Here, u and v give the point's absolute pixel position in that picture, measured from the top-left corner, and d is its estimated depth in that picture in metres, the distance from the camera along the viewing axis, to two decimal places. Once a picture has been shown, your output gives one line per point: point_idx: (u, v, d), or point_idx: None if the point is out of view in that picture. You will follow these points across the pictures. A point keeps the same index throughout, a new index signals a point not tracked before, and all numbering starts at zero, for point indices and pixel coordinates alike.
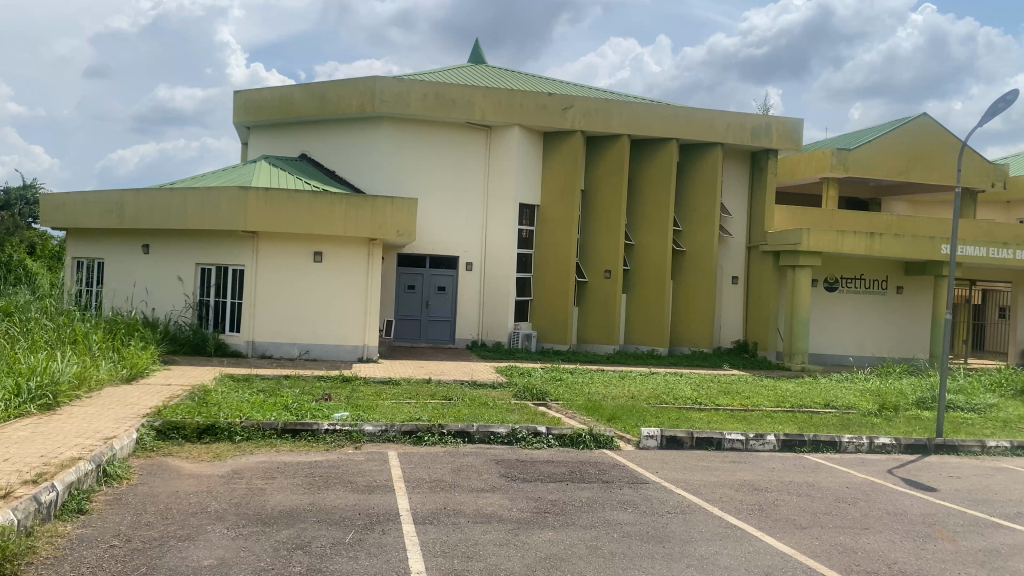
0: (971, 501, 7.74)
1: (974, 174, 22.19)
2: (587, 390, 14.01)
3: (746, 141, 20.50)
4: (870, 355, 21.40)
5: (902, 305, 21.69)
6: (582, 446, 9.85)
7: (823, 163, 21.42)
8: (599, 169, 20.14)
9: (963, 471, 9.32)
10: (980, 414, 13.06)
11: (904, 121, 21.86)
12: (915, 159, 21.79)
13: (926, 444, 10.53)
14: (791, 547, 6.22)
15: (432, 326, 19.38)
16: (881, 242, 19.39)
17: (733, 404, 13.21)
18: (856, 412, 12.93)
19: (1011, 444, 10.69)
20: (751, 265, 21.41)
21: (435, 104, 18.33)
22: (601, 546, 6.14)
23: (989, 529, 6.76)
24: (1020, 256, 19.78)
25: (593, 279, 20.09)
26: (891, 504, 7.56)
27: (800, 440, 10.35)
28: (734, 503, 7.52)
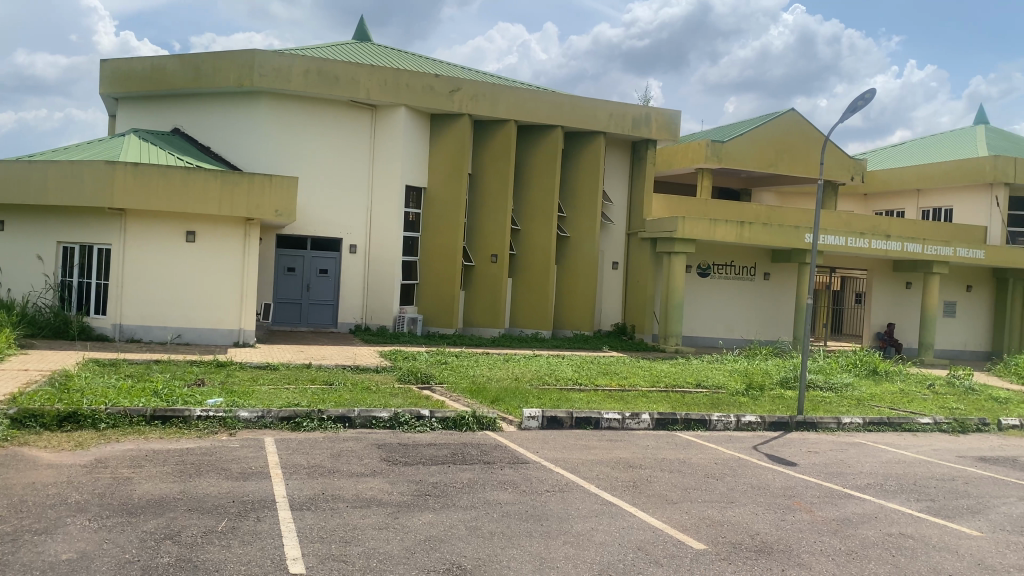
0: (827, 474, 8.27)
1: (836, 167, 23.55)
2: (471, 373, 14.08)
3: (628, 130, 21.00)
4: (739, 337, 22.46)
5: (770, 290, 22.84)
6: (464, 428, 9.89)
7: (700, 154, 22.19)
8: (484, 154, 20.15)
9: (820, 446, 9.93)
10: (836, 392, 13.98)
11: (774, 115, 22.95)
12: (784, 153, 22.90)
13: (787, 421, 11.16)
14: (662, 521, 6.46)
15: (314, 309, 19.00)
16: (751, 231, 20.31)
17: (611, 384, 13.62)
18: (726, 391, 13.58)
19: (864, 420, 11.45)
20: (631, 251, 22.00)
21: (317, 81, 17.86)
22: (480, 526, 6.19)
23: (842, 500, 7.23)
24: (875, 245, 21.12)
25: (479, 263, 20.14)
26: (755, 479, 7.97)
27: (673, 419, 10.77)
28: (609, 480, 7.75)
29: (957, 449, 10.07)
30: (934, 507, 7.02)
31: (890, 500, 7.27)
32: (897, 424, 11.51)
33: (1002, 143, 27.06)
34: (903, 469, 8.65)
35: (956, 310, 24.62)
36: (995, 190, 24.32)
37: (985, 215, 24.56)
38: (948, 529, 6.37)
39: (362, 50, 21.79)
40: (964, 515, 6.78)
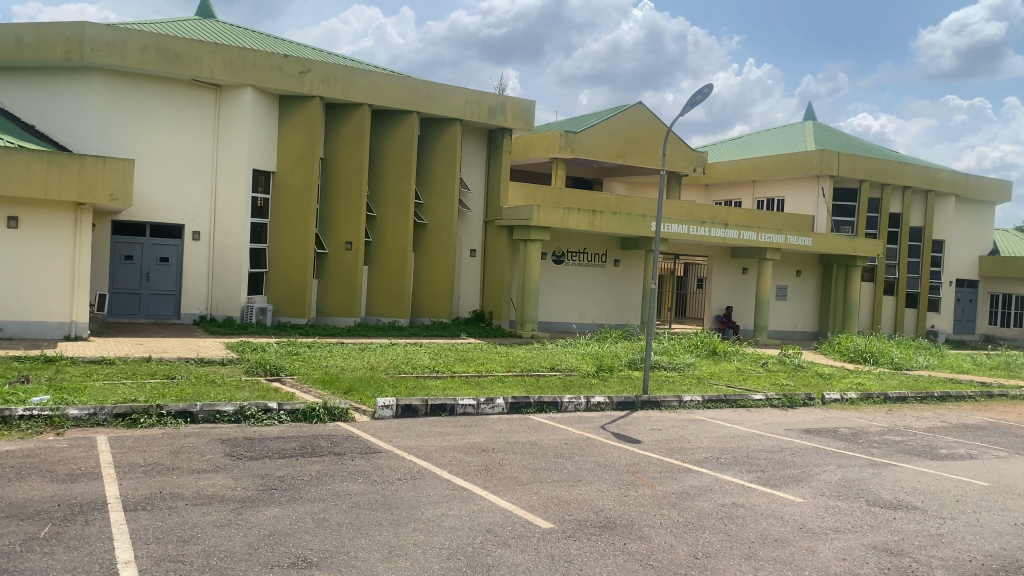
0: (668, 449, 8.67)
1: (681, 159, 24.63)
2: (324, 363, 13.78)
3: (483, 118, 21.11)
4: (591, 322, 23.16)
5: (619, 275, 23.65)
6: (315, 420, 9.66)
7: (553, 144, 22.61)
8: (337, 139, 19.66)
9: (663, 423, 10.39)
10: (679, 372, 14.71)
11: (623, 108, 23.71)
12: (633, 145, 23.71)
13: (633, 401, 11.62)
14: (511, 503, 6.56)
15: (154, 300, 18.01)
16: (602, 219, 20.90)
17: (468, 370, 13.72)
18: (578, 373, 13.99)
19: (703, 398, 12.08)
20: (487, 238, 22.17)
21: (156, 58, 16.87)
22: (328, 518, 6.07)
23: (681, 474, 7.60)
24: (715, 233, 22.25)
25: (333, 250, 19.68)
26: (601, 457, 8.25)
27: (526, 402, 10.95)
28: (461, 465, 7.78)
29: (786, 422, 10.80)
30: (764, 478, 7.50)
31: (725, 472, 7.70)
32: (733, 401, 12.22)
33: (827, 138, 29.20)
34: (737, 442, 9.19)
35: (787, 293, 26.38)
36: (822, 182, 26.18)
37: (813, 206, 26.41)
38: (774, 497, 6.83)
39: (205, 27, 20.77)
40: (789, 483, 7.29)
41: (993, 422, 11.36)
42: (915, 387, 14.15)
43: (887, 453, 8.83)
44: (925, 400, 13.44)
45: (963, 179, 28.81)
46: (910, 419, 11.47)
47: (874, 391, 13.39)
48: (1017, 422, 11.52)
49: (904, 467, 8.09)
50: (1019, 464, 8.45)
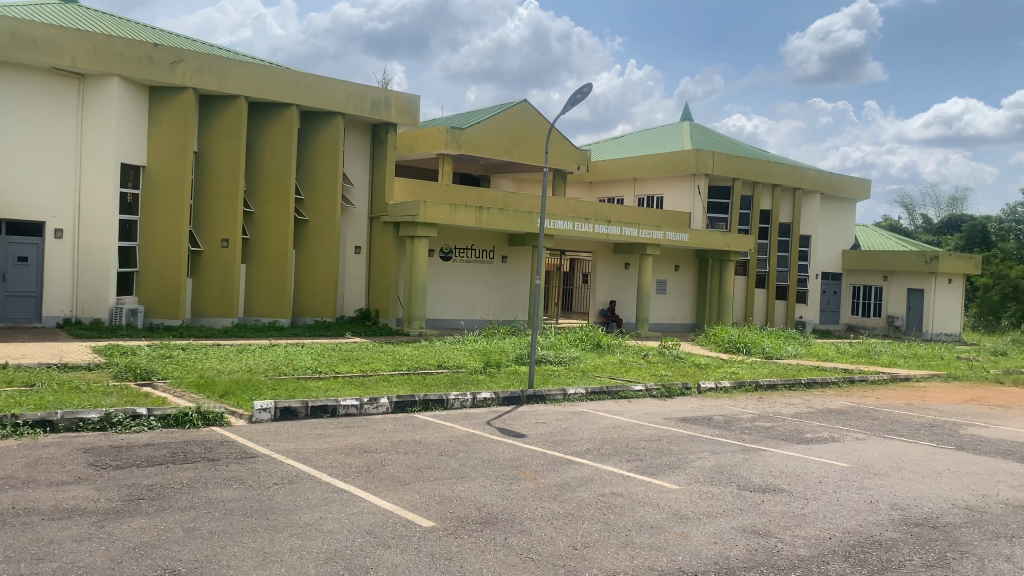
0: (552, 442, 8.76)
1: (565, 156, 24.99)
2: (200, 366, 13.22)
3: (366, 112, 20.83)
4: (479, 318, 23.17)
5: (505, 271, 23.79)
6: (188, 425, 9.25)
7: (438, 140, 22.49)
8: (212, 133, 18.90)
9: (547, 417, 10.50)
10: (565, 366, 14.92)
11: (508, 105, 23.85)
12: (518, 142, 23.88)
13: (519, 395, 11.70)
14: (392, 503, 6.47)
15: (12, 303, 16.79)
16: (489, 215, 20.94)
17: (352, 370, 13.47)
18: (465, 370, 13.97)
19: (587, 390, 12.29)
20: (372, 236, 21.85)
21: (11, 44, 15.75)
22: (200, 526, 5.82)
23: (563, 465, 7.70)
24: (599, 230, 22.65)
25: (209, 248, 18.92)
26: (486, 453, 8.26)
27: (411, 401, 10.84)
28: (342, 467, 7.63)
29: (664, 411, 11.13)
30: (641, 466, 7.69)
31: (605, 462, 7.84)
32: (615, 392, 12.49)
33: (703, 138, 30.30)
34: (616, 433, 9.39)
35: (667, 287, 27.22)
36: (697, 181, 27.08)
37: (690, 203, 27.31)
38: (651, 485, 7.02)
39: (66, 11, 19.58)
40: (666, 471, 7.50)
41: (854, 406, 12.08)
42: (784, 375, 14.88)
43: (757, 438, 9.23)
44: (793, 387, 14.16)
45: (827, 178, 30.49)
46: (780, 405, 12.05)
47: (747, 380, 14.00)
48: (874, 405, 12.29)
49: (773, 452, 8.48)
50: (876, 444, 9.01)
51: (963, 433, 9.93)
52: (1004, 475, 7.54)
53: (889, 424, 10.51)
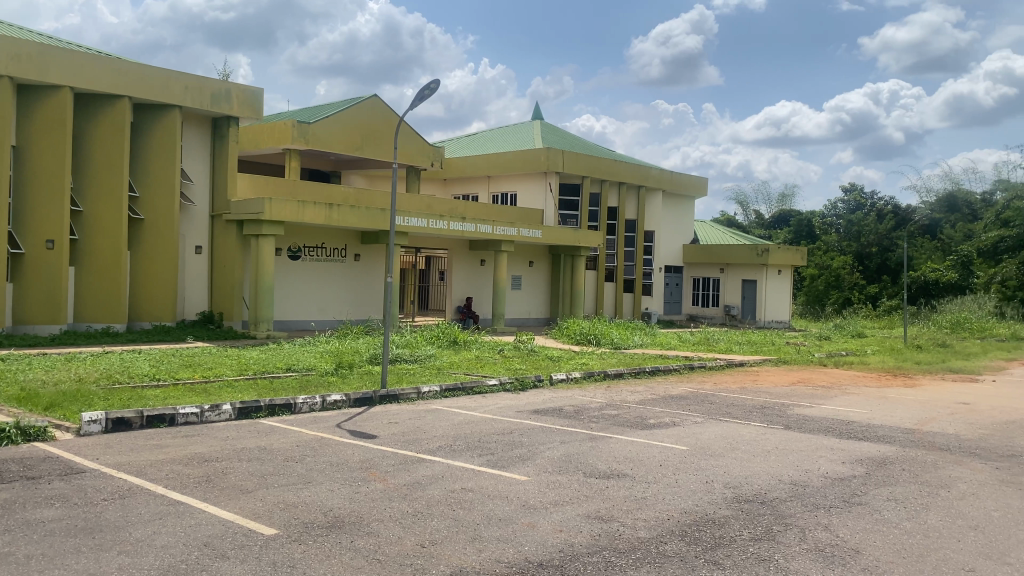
0: (404, 442, 8.68)
1: (418, 152, 24.81)
2: (22, 377, 12.16)
3: (205, 105, 19.91)
4: (331, 318, 22.67)
5: (358, 270, 23.40)
6: (5, 441, 8.43)
7: (285, 134, 21.77)
8: (33, 125, 17.47)
9: (399, 416, 10.39)
10: (419, 363, 14.83)
11: (358, 100, 23.40)
12: (369, 137, 23.50)
13: (371, 396, 11.52)
14: (233, 512, 6.20)
15: None
16: (339, 213, 20.50)
17: (194, 377, 12.82)
18: (316, 372, 13.61)
19: (441, 388, 12.26)
20: (214, 234, 20.90)
21: None
22: (16, 551, 5.35)
23: (414, 464, 7.63)
24: (454, 226, 22.59)
25: (31, 249, 17.46)
26: (335, 456, 8.07)
27: (256, 406, 10.44)
28: (179, 479, 7.23)
29: (516, 404, 11.26)
30: (492, 460, 7.74)
31: (456, 458, 7.83)
32: (469, 388, 12.53)
33: (553, 136, 30.91)
34: (469, 428, 9.42)
35: (521, 283, 27.60)
36: (549, 178, 27.62)
37: (542, 200, 27.80)
38: (501, 477, 7.08)
39: None
40: (516, 463, 7.59)
41: (694, 392, 12.71)
42: (630, 364, 15.45)
43: (605, 426, 9.52)
44: (639, 375, 14.72)
45: (669, 176, 31.88)
46: (626, 394, 12.47)
47: (596, 369, 14.43)
48: (712, 390, 12.96)
49: (618, 439, 8.77)
50: (714, 427, 9.51)
51: (791, 413, 10.63)
52: (826, 450, 8.14)
53: (726, 407, 11.11)
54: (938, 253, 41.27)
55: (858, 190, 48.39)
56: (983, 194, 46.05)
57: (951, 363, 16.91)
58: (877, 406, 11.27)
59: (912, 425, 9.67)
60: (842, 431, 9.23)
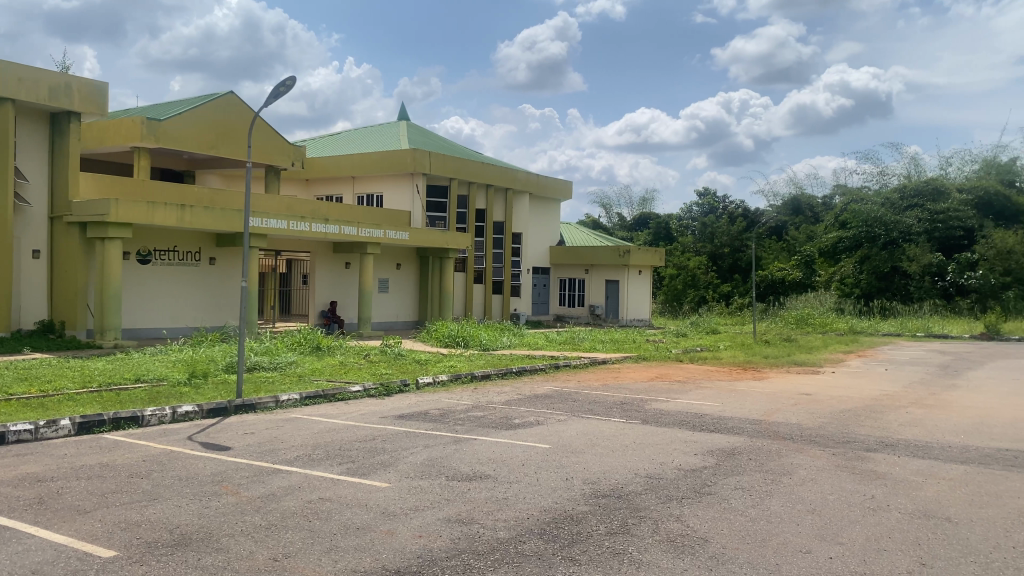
0: (260, 453, 8.36)
1: (277, 152, 24.06)
2: None
3: (42, 99, 18.55)
4: (184, 325, 21.62)
5: (213, 274, 22.42)
6: None
7: (133, 132, 20.57)
8: None
9: (256, 426, 10.00)
10: (279, 371, 14.35)
11: (212, 97, 22.44)
12: (224, 136, 22.58)
13: (226, 406, 11.04)
14: (67, 536, 5.77)
15: None
16: (192, 214, 19.59)
17: (30, 390, 11.87)
18: (167, 383, 12.90)
19: (301, 396, 11.90)
20: (54, 238, 19.48)
21: None
22: None
23: (269, 476, 7.35)
24: (316, 229, 22.01)
25: None
26: (184, 470, 7.67)
27: (99, 420, 9.78)
28: (6, 502, 6.64)
29: (381, 410, 11.07)
30: (352, 468, 7.55)
31: (315, 468, 7.60)
32: (330, 394, 12.21)
33: (418, 137, 30.72)
34: (330, 436, 9.18)
35: (388, 286, 27.23)
36: (414, 179, 27.42)
37: (408, 202, 27.56)
38: (360, 485, 6.92)
39: None
40: (377, 470, 7.45)
41: (558, 391, 12.92)
42: (497, 365, 15.54)
43: (469, 428, 9.50)
44: (505, 375, 14.83)
45: (534, 179, 32.32)
46: (492, 395, 12.50)
47: (463, 372, 14.41)
48: (576, 389, 13.20)
49: (482, 440, 8.77)
50: (575, 425, 9.69)
51: (649, 408, 10.99)
52: (680, 443, 8.44)
53: (588, 405, 11.34)
54: (784, 253, 43.93)
55: (711, 194, 50.79)
56: (823, 198, 49.42)
57: (795, 356, 18.00)
58: (728, 399, 11.83)
59: (759, 416, 10.20)
60: (696, 424, 9.61)
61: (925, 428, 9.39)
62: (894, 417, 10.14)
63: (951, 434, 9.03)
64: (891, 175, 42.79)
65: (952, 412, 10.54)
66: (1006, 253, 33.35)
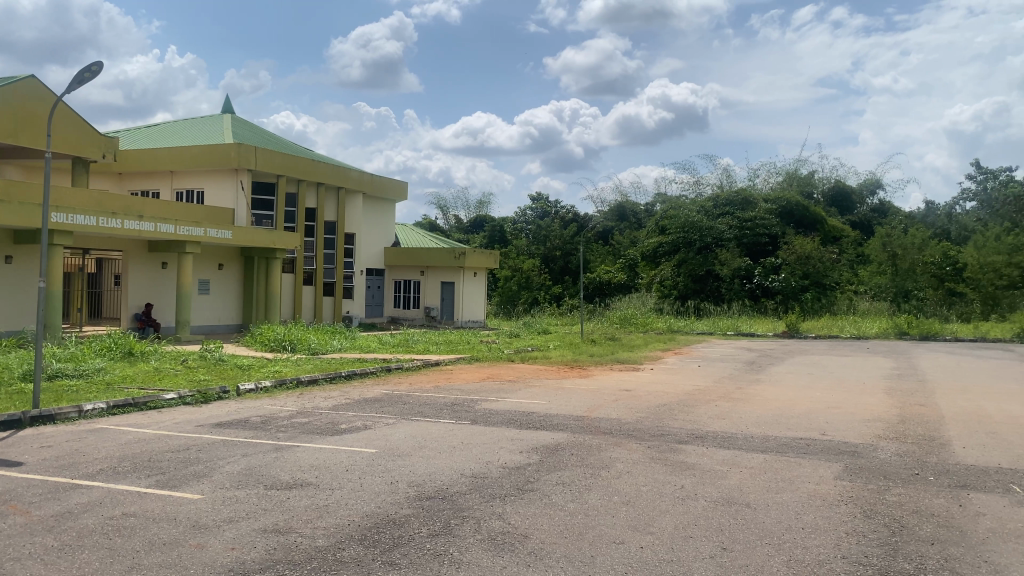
0: (58, 468, 7.68)
1: (85, 143, 22.32)
2: None
3: None
4: None
5: (9, 274, 20.48)
6: None
7: None
8: None
9: (53, 440, 9.17)
10: (86, 379, 13.28)
11: (9, 80, 20.49)
12: (23, 124, 20.68)
13: (19, 418, 10.03)
14: None
15: None
16: None
17: None
18: None
19: (107, 405, 11.06)
20: None
21: None
22: None
23: (66, 492, 6.76)
24: (129, 226, 20.57)
25: None
26: None
27: None
28: None
29: (196, 418, 10.50)
30: (162, 480, 7.10)
31: (119, 482, 7.08)
32: (141, 403, 11.44)
33: (244, 132, 29.44)
34: (139, 448, 8.59)
35: (209, 288, 25.96)
36: (239, 176, 26.27)
37: (232, 199, 26.38)
38: (170, 499, 6.51)
39: None
40: (190, 481, 7.04)
41: (388, 394, 12.77)
42: (325, 369, 15.17)
43: (292, 435, 9.20)
44: (333, 379, 14.50)
45: (368, 179, 31.86)
46: (319, 400, 12.17)
47: (288, 377, 13.94)
48: (406, 391, 13.10)
49: (305, 447, 8.51)
50: (403, 427, 9.60)
51: (478, 408, 11.08)
52: (505, 441, 8.56)
53: (418, 406, 11.31)
54: (610, 257, 45.71)
55: (544, 199, 52.13)
56: (646, 205, 51.99)
57: (619, 354, 18.80)
58: (554, 397, 12.14)
59: (583, 412, 10.54)
60: (522, 422, 9.79)
61: (731, 420, 10.05)
62: (705, 410, 10.78)
63: (754, 425, 9.71)
64: (707, 184, 45.70)
65: (755, 404, 11.36)
66: (805, 259, 36.44)
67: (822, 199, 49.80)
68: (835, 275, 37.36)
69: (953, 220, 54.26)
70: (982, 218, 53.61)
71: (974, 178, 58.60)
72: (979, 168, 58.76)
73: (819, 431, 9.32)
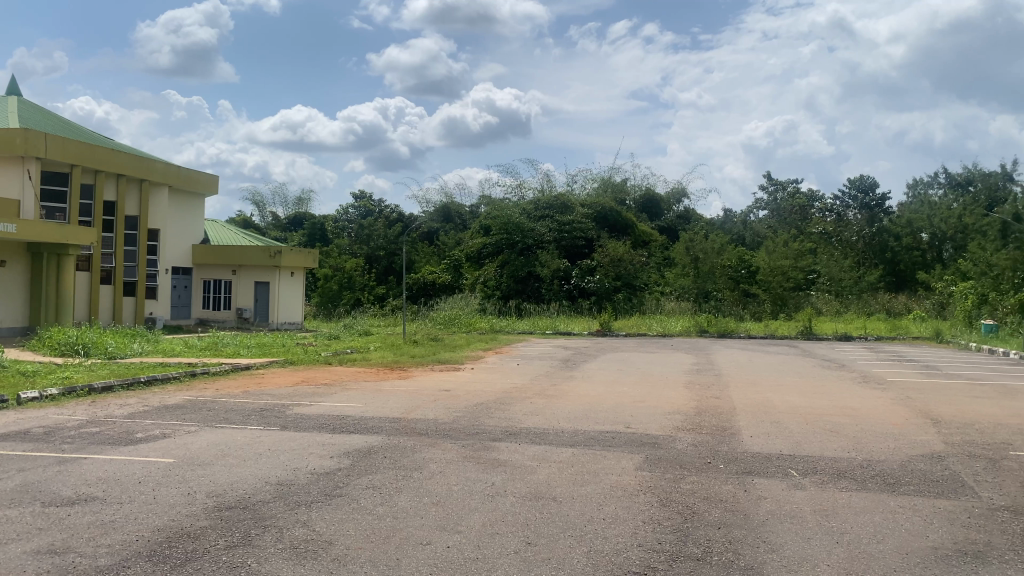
0: None
1: None
2: None
3: None
4: None
5: None
6: None
7: None
8: None
9: None
10: None
11: None
12: None
13: None
14: None
15: None
16: None
17: None
18: None
19: None
20: None
21: None
22: None
23: None
24: None
25: None
26: None
27: None
28: None
29: None
30: None
31: None
32: None
33: (34, 117, 26.95)
34: None
35: None
36: (26, 164, 24.01)
37: (18, 189, 24.04)
38: None
39: None
40: None
41: (192, 400, 12.09)
42: (123, 375, 14.13)
43: (80, 446, 8.49)
44: (131, 386, 13.52)
45: (175, 172, 30.09)
46: (114, 408, 11.33)
47: (78, 384, 12.84)
48: (214, 397, 12.47)
49: (93, 459, 7.86)
50: (206, 435, 9.12)
51: (289, 413, 10.70)
52: (315, 446, 8.33)
53: (224, 413, 10.77)
54: (434, 257, 45.84)
55: (368, 197, 51.51)
56: (470, 206, 52.58)
57: (439, 354, 18.86)
58: (370, 399, 11.99)
59: (398, 414, 10.44)
60: (335, 426, 9.58)
61: (543, 416, 10.33)
62: (518, 408, 11.02)
63: (564, 420, 10.03)
64: (529, 188, 46.82)
65: (567, 401, 11.75)
66: (617, 261, 38.52)
67: (634, 206, 52.35)
68: (645, 277, 39.46)
69: (748, 227, 58.78)
70: (773, 225, 58.44)
71: (766, 189, 63.81)
72: (770, 180, 64.03)
73: (624, 425, 9.76)
